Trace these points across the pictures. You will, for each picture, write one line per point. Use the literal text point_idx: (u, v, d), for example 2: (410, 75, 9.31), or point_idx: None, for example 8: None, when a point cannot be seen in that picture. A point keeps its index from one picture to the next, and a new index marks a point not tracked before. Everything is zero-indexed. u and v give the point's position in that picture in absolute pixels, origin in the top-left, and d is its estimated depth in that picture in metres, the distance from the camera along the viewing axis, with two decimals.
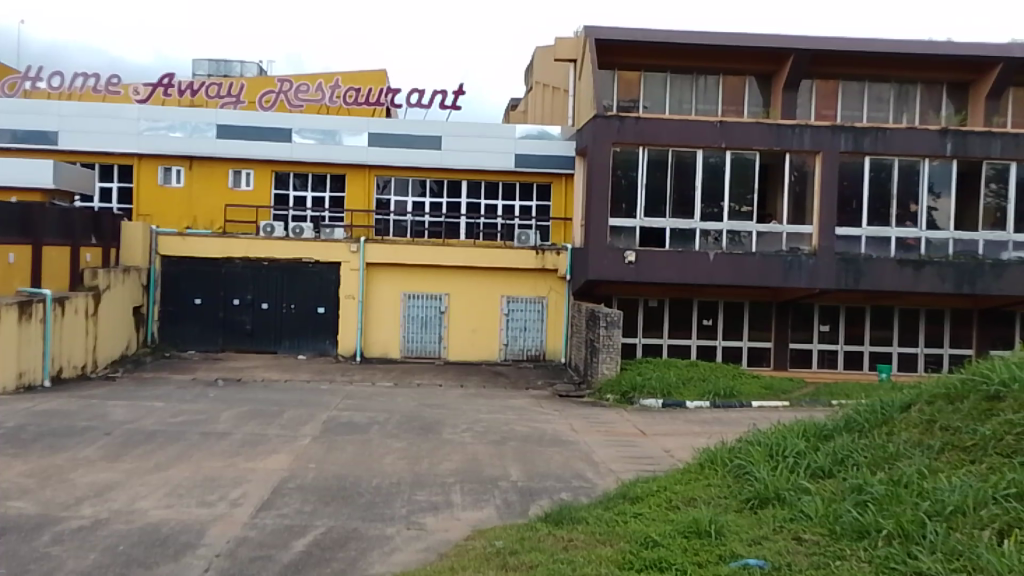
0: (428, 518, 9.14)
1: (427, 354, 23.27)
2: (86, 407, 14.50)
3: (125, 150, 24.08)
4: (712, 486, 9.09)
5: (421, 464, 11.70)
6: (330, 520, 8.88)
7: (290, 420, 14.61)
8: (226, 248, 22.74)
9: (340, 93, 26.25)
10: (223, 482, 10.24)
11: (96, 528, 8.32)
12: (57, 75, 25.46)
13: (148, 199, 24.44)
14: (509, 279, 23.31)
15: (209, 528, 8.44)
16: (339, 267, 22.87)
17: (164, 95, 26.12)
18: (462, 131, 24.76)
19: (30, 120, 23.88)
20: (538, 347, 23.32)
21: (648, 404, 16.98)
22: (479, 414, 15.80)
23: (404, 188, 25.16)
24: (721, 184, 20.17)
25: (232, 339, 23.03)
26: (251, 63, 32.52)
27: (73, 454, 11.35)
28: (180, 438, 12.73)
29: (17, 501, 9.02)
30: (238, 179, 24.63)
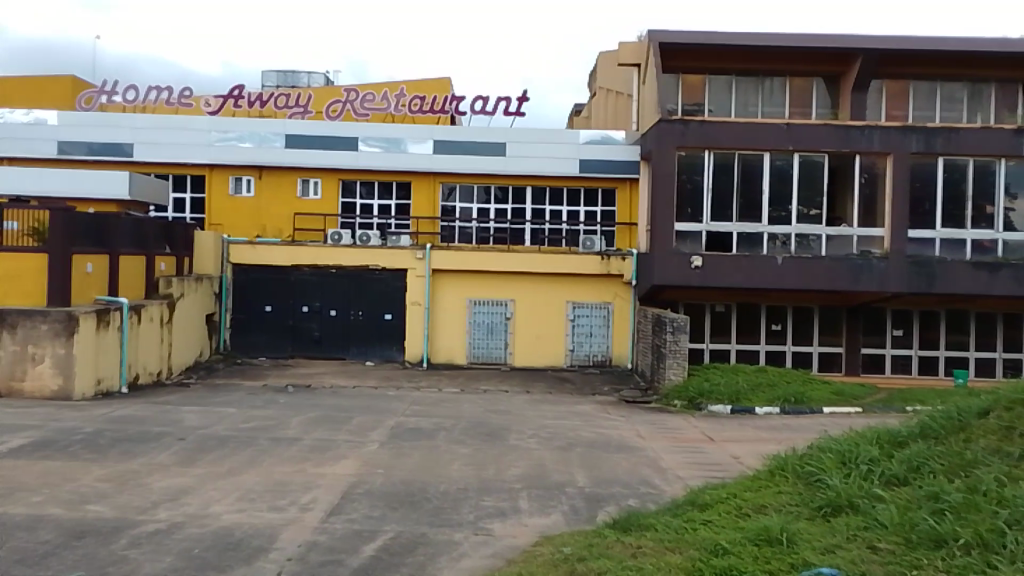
0: (495, 524, 9.15)
1: (492, 360, 23.34)
2: (161, 413, 14.81)
3: (196, 162, 24.59)
4: (784, 493, 8.96)
5: (488, 470, 11.73)
6: (399, 525, 8.95)
7: (358, 426, 14.75)
8: (294, 257, 23.02)
9: (405, 101, 26.43)
10: (293, 488, 10.38)
11: (171, 532, 8.49)
12: (132, 89, 26.06)
13: (219, 208, 24.93)
14: (574, 285, 23.25)
15: (280, 532, 8.57)
16: (405, 274, 23.05)
17: (234, 106, 26.49)
18: (525, 137, 24.82)
19: (105, 133, 24.49)
20: (604, 352, 23.23)
21: (716, 410, 16.81)
22: (545, 420, 15.81)
23: (469, 196, 25.34)
24: (789, 187, 19.92)
25: (301, 346, 23.39)
26: (318, 74, 33.00)
27: (149, 459, 11.60)
28: (250, 444, 12.94)
29: (95, 506, 9.25)
30: (306, 189, 25.04)
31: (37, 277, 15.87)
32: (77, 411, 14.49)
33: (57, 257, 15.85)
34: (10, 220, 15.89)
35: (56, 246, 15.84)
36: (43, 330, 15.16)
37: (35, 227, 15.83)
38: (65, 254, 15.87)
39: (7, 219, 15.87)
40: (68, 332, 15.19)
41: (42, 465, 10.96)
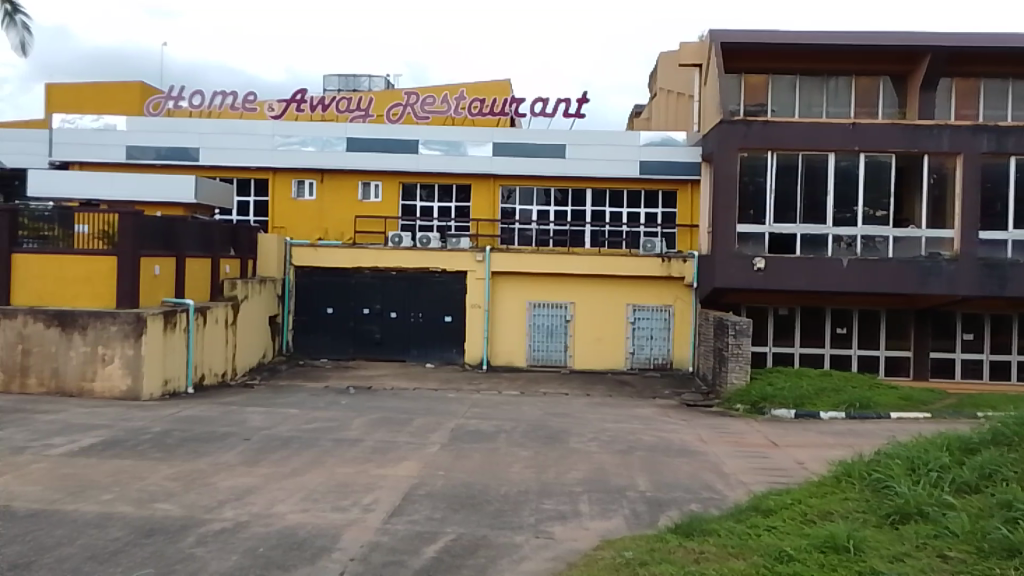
0: (556, 527, 9.12)
1: (552, 363, 23.31)
2: (226, 414, 15.03)
3: (260, 165, 24.94)
4: (850, 500, 8.80)
5: (548, 473, 11.71)
6: (460, 527, 8.96)
7: (419, 427, 14.82)
8: (355, 259, 23.20)
9: (464, 104, 26.55)
10: (355, 489, 10.45)
11: (236, 530, 8.60)
12: (198, 95, 26.47)
13: (282, 211, 25.29)
14: (634, 288, 23.14)
15: (343, 532, 8.64)
16: (465, 277, 23.11)
17: (297, 111, 26.74)
18: (585, 140, 24.79)
19: (172, 138, 24.95)
20: (664, 356, 23.08)
21: (780, 414, 16.58)
22: (605, 424, 15.75)
23: (529, 198, 25.39)
24: (855, 189, 19.61)
25: (362, 348, 23.60)
26: (378, 78, 33.26)
27: (214, 459, 11.77)
28: (313, 445, 13.08)
29: (162, 504, 9.41)
30: (367, 192, 25.29)
31: (108, 279, 16.17)
32: (145, 411, 14.77)
33: (126, 259, 16.12)
34: (81, 224, 16.25)
35: (125, 248, 16.12)
36: (114, 331, 15.50)
37: (105, 230, 16.17)
38: (133, 255, 16.14)
39: (78, 222, 16.23)
40: (137, 333, 15.49)
41: (111, 463, 11.18)
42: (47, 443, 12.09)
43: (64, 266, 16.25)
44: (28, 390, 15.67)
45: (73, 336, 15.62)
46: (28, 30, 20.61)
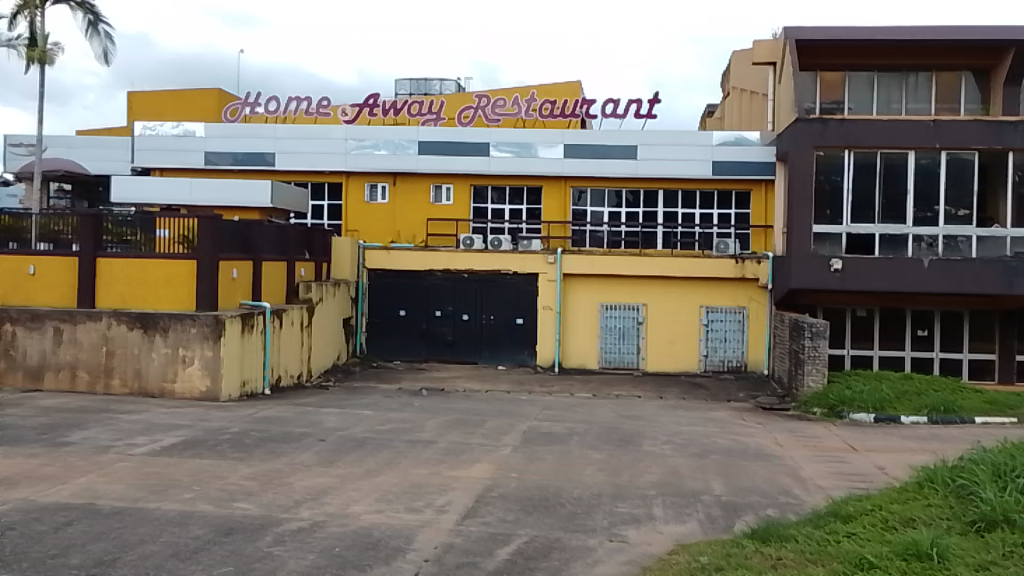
0: (630, 531, 9.05)
1: (625, 365, 23.19)
2: (302, 415, 15.24)
3: (333, 169, 25.28)
4: (933, 506, 8.58)
5: (621, 476, 11.63)
6: (533, 530, 8.94)
7: (491, 429, 14.85)
8: (427, 262, 23.37)
9: (535, 106, 26.51)
10: (429, 490, 10.49)
11: (313, 530, 8.70)
12: (274, 100, 26.95)
13: (356, 215, 25.61)
14: (708, 289, 22.91)
15: (417, 533, 8.69)
16: (536, 279, 23.09)
17: (370, 115, 27.11)
18: (657, 140, 24.64)
19: (248, 143, 25.43)
20: (739, 358, 22.79)
21: (859, 418, 16.24)
22: (679, 427, 15.60)
23: (600, 199, 25.31)
24: (936, 187, 19.15)
25: (435, 350, 23.74)
26: (450, 81, 33.45)
27: (291, 459, 11.94)
28: (387, 446, 13.19)
29: (242, 503, 9.57)
30: (439, 195, 25.49)
31: (187, 282, 16.47)
32: (224, 411, 15.03)
33: (205, 263, 16.41)
34: (162, 228, 16.61)
35: (204, 252, 16.42)
36: (192, 333, 15.82)
37: (185, 234, 16.50)
38: (212, 259, 16.42)
39: (159, 227, 16.59)
40: (216, 335, 15.79)
41: (191, 462, 11.40)
42: (130, 442, 12.37)
43: (145, 270, 16.61)
44: (112, 391, 16.08)
45: (154, 338, 15.98)
46: (110, 39, 21.28)
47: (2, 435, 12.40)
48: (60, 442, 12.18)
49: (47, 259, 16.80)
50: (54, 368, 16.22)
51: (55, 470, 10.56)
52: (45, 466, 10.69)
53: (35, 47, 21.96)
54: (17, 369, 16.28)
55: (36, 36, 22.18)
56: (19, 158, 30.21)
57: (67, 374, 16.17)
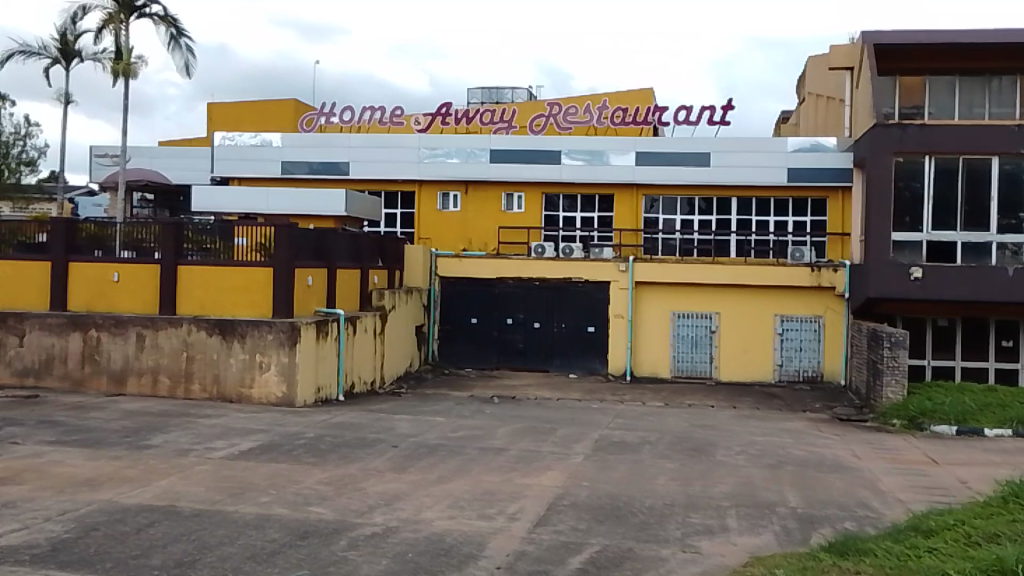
0: (703, 541, 8.95)
1: (697, 374, 22.98)
2: (376, 421, 15.40)
3: (406, 178, 25.56)
4: (1019, 522, 8.34)
5: (694, 486, 11.51)
6: (605, 539, 8.91)
7: (563, 437, 14.82)
8: (499, 269, 23.43)
9: (607, 114, 26.30)
10: (500, 497, 10.51)
11: (386, 535, 8.78)
12: (348, 110, 27.30)
13: (428, 223, 25.85)
14: (783, 298, 22.61)
15: (489, 541, 8.71)
16: (608, 286, 23.02)
17: (442, 124, 27.15)
18: (731, 147, 24.44)
19: (324, 152, 25.83)
20: (814, 368, 22.44)
21: (941, 431, 15.85)
22: (753, 437, 15.39)
23: (672, 207, 25.26)
24: (1021, 193, 18.68)
25: (506, 358, 23.79)
26: (522, 90, 33.55)
27: (365, 464, 12.07)
28: (459, 453, 13.25)
29: (317, 507, 9.70)
30: (511, 203, 25.69)
31: (264, 289, 16.72)
32: (299, 417, 15.25)
33: (282, 269, 16.63)
34: (241, 236, 16.91)
35: (280, 259, 16.64)
36: (270, 339, 16.11)
37: (263, 242, 16.77)
38: (288, 265, 16.64)
39: (237, 235, 16.91)
40: (292, 341, 16.03)
41: (269, 466, 11.59)
42: (209, 446, 12.62)
43: (224, 277, 16.90)
44: (192, 395, 16.43)
45: (232, 343, 16.28)
46: (192, 51, 21.81)
47: (87, 437, 12.75)
48: (143, 444, 12.48)
49: (130, 267, 17.24)
50: (136, 373, 16.64)
51: (137, 472, 10.82)
52: (128, 468, 10.96)
53: (120, 60, 22.60)
54: (102, 374, 16.74)
55: (122, 51, 22.84)
56: (104, 168, 31.08)
57: (148, 379, 16.58)
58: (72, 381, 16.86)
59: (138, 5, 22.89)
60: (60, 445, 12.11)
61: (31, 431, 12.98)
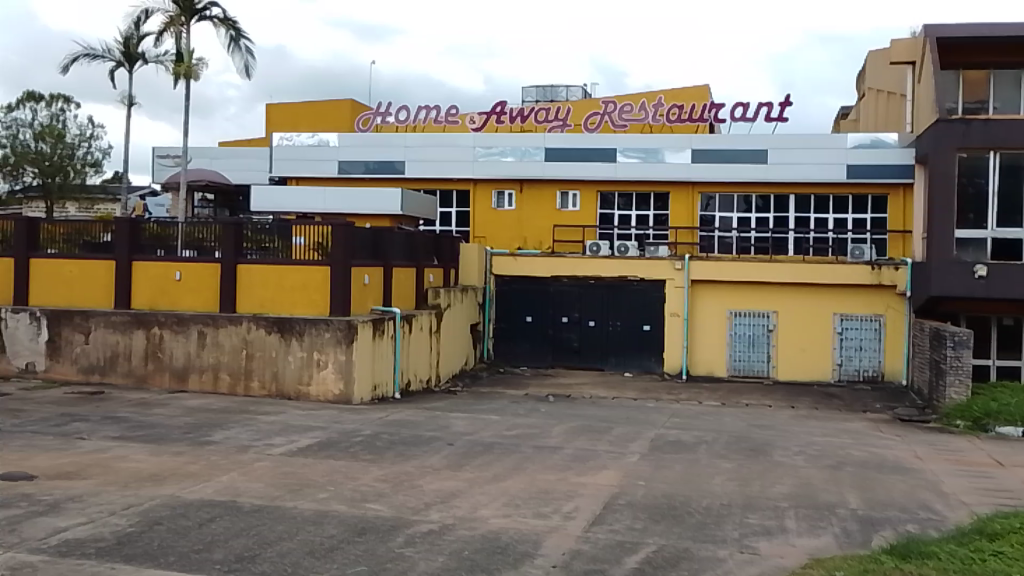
0: (761, 542, 8.86)
1: (754, 373, 22.76)
2: (432, 418, 15.48)
3: (461, 176, 25.73)
4: None
5: (752, 487, 11.39)
6: (662, 539, 8.85)
7: (618, 436, 14.76)
8: (553, 268, 23.39)
9: (663, 111, 26.26)
10: (556, 496, 10.51)
11: (442, 532, 8.82)
12: (404, 110, 27.46)
13: (484, 221, 26.03)
14: (842, 296, 22.29)
15: (545, 539, 8.71)
16: (664, 285, 22.88)
17: (496, 123, 27.43)
18: (788, 144, 24.30)
19: (380, 151, 26.08)
20: (875, 368, 22.08)
21: (1006, 432, 15.50)
22: (812, 437, 15.20)
23: (729, 205, 25.11)
24: None
25: (561, 357, 23.77)
26: (576, 88, 33.48)
27: (421, 462, 12.14)
28: (515, 451, 13.27)
29: (374, 504, 9.78)
30: (565, 201, 25.71)
31: (321, 288, 16.88)
32: (356, 414, 15.38)
33: (339, 268, 16.76)
34: (299, 236, 17.11)
35: (337, 258, 16.78)
36: (327, 337, 16.27)
37: (320, 241, 16.94)
38: (345, 264, 16.75)
39: (296, 234, 17.11)
40: (348, 339, 16.18)
41: (327, 463, 11.71)
42: (269, 442, 12.79)
43: (282, 276, 17.10)
44: (252, 392, 16.66)
45: (291, 341, 16.48)
46: (251, 53, 22.10)
47: (151, 433, 13.00)
48: (204, 441, 12.68)
49: (192, 266, 17.54)
50: (198, 370, 16.92)
51: (199, 468, 11.00)
52: (190, 464, 11.14)
53: (182, 62, 22.98)
54: (164, 371, 17.05)
55: (182, 53, 23.22)
56: (166, 169, 31.64)
57: (209, 376, 16.85)
58: (135, 378, 17.19)
59: (198, 8, 23.21)
60: (124, 441, 12.35)
61: (96, 426, 13.26)
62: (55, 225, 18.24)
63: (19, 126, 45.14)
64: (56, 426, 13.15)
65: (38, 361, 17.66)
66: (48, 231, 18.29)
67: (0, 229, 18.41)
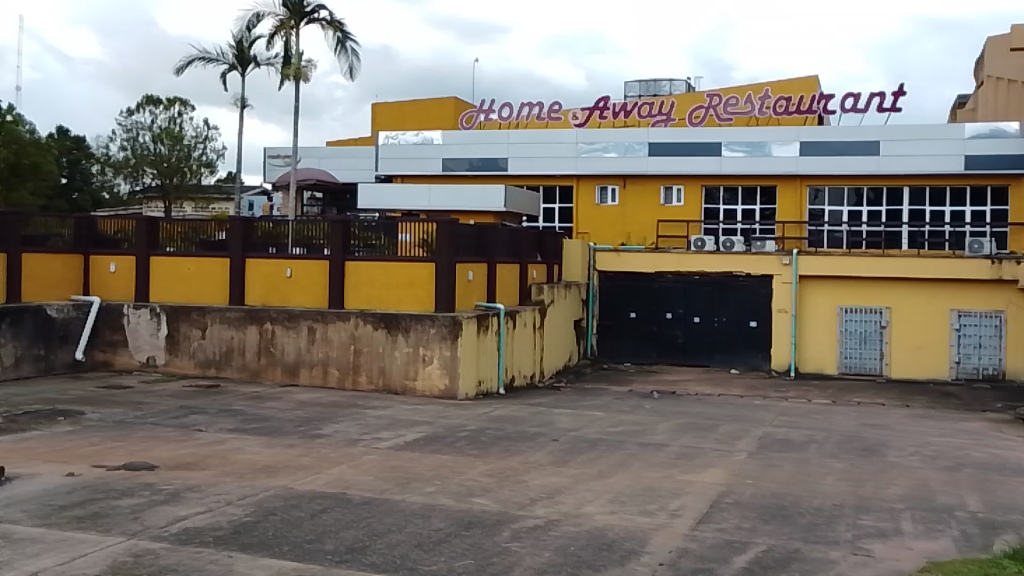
0: (875, 544, 8.61)
1: (866, 371, 22.20)
2: (536, 414, 15.50)
3: (564, 173, 26.00)
4: None
5: (864, 488, 11.07)
6: (771, 539, 8.68)
7: (725, 434, 14.53)
8: (657, 263, 23.26)
9: (769, 103, 25.96)
10: (663, 493, 10.40)
11: (548, 528, 8.81)
12: (507, 107, 27.56)
13: (588, 218, 26.25)
14: (960, 292, 21.54)
15: (652, 537, 8.63)
16: (771, 280, 22.44)
17: (600, 118, 27.28)
18: (901, 135, 23.81)
19: (483, 149, 26.57)
20: (995, 366, 21.36)
21: None
22: (929, 437, 14.71)
23: (839, 198, 24.82)
24: None
25: (665, 353, 23.55)
26: (680, 82, 33.11)
27: (526, 457, 12.17)
28: (620, 448, 13.19)
29: (480, 498, 9.83)
30: (669, 196, 25.71)
31: (426, 284, 17.05)
32: (462, 409, 15.50)
33: (443, 265, 16.89)
34: (405, 233, 17.34)
35: (442, 255, 16.91)
36: (432, 333, 16.46)
37: (425, 238, 17.12)
38: (450, 261, 16.87)
39: (401, 231, 17.34)
40: (453, 335, 16.34)
41: (433, 458, 11.84)
42: (376, 436, 12.99)
43: (389, 273, 17.34)
44: (360, 387, 16.96)
45: (397, 337, 16.72)
46: (357, 54, 22.50)
47: (264, 426, 13.34)
48: (315, 434, 12.95)
49: (303, 263, 17.92)
50: (308, 365, 17.32)
51: (310, 460, 11.25)
52: (302, 456, 11.39)
53: (291, 64, 23.54)
54: (277, 365, 17.49)
55: (291, 56, 23.78)
56: (277, 168, 32.41)
57: (319, 371, 17.22)
58: (249, 373, 17.69)
59: (308, 11, 23.69)
60: (240, 433, 12.70)
61: (213, 419, 13.67)
62: (172, 224, 18.85)
63: (139, 129, 46.94)
64: (176, 418, 13.61)
65: (158, 355, 18.32)
66: (167, 230, 18.92)
67: (122, 228, 19.11)
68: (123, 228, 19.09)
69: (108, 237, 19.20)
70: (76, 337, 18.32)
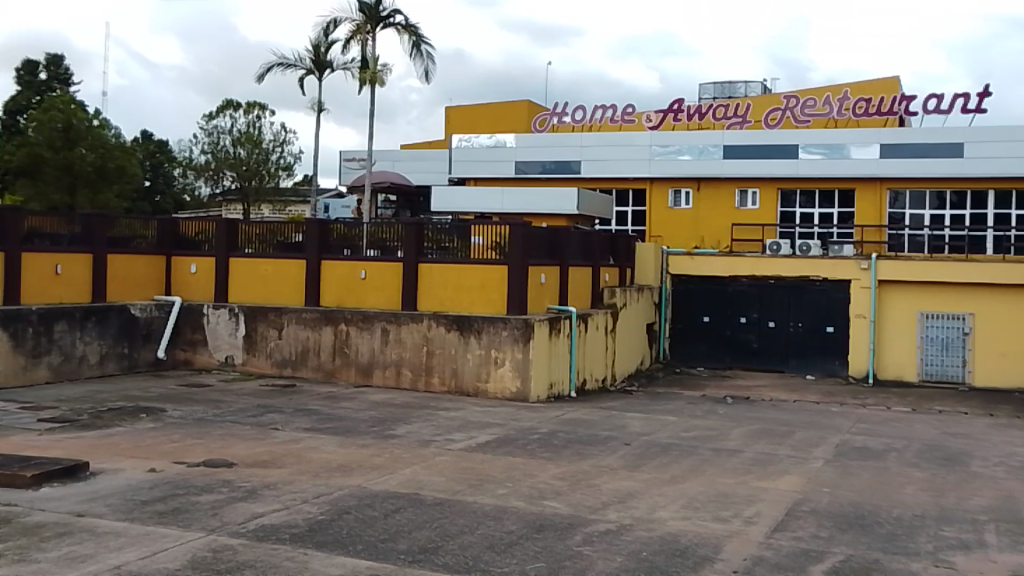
0: (958, 557, 8.37)
1: (948, 379, 21.63)
2: (608, 418, 15.41)
3: (638, 176, 25.94)
4: None
5: (946, 498, 10.78)
6: (848, 548, 8.50)
7: (801, 440, 14.29)
8: (731, 267, 22.96)
9: (848, 105, 25.51)
10: (737, 500, 10.25)
11: (620, 533, 8.74)
12: (580, 110, 27.68)
13: (661, 221, 26.04)
14: None
15: (725, 544, 8.51)
16: (849, 285, 22.04)
17: (673, 121, 26.97)
18: (985, 136, 23.46)
19: (556, 153, 26.73)
20: None
21: None
22: (1014, 448, 14.26)
23: (920, 202, 24.36)
24: None
25: (739, 358, 23.27)
26: (755, 83, 32.66)
27: (598, 461, 12.10)
28: (693, 453, 13.05)
29: (552, 502, 9.81)
30: (745, 200, 25.49)
31: (499, 286, 17.09)
32: (534, 412, 15.49)
33: (516, 268, 16.90)
34: (477, 236, 17.38)
35: (515, 258, 16.92)
36: (505, 335, 16.48)
37: (498, 240, 17.13)
38: (523, 264, 16.88)
39: (474, 234, 17.38)
40: (525, 337, 16.34)
41: (505, 460, 11.86)
42: (448, 438, 13.04)
43: (463, 276, 17.41)
44: (433, 388, 17.07)
45: (469, 339, 16.78)
46: (432, 58, 22.64)
47: (339, 425, 13.51)
48: (389, 434, 13.06)
49: (376, 265, 18.09)
50: (381, 366, 17.48)
51: (384, 460, 11.35)
52: (375, 457, 11.49)
53: (367, 69, 23.81)
54: (351, 366, 17.70)
55: (368, 60, 24.04)
56: (353, 171, 32.82)
57: (393, 372, 17.37)
58: (325, 373, 17.93)
59: (383, 16, 23.96)
60: (315, 432, 12.86)
61: (290, 417, 13.89)
62: (251, 226, 19.24)
63: (219, 133, 48.10)
64: (253, 417, 13.84)
65: (236, 354, 18.67)
66: (246, 232, 19.31)
67: (203, 230, 19.49)
68: (204, 229, 19.48)
69: (189, 239, 19.62)
70: (159, 336, 18.80)
